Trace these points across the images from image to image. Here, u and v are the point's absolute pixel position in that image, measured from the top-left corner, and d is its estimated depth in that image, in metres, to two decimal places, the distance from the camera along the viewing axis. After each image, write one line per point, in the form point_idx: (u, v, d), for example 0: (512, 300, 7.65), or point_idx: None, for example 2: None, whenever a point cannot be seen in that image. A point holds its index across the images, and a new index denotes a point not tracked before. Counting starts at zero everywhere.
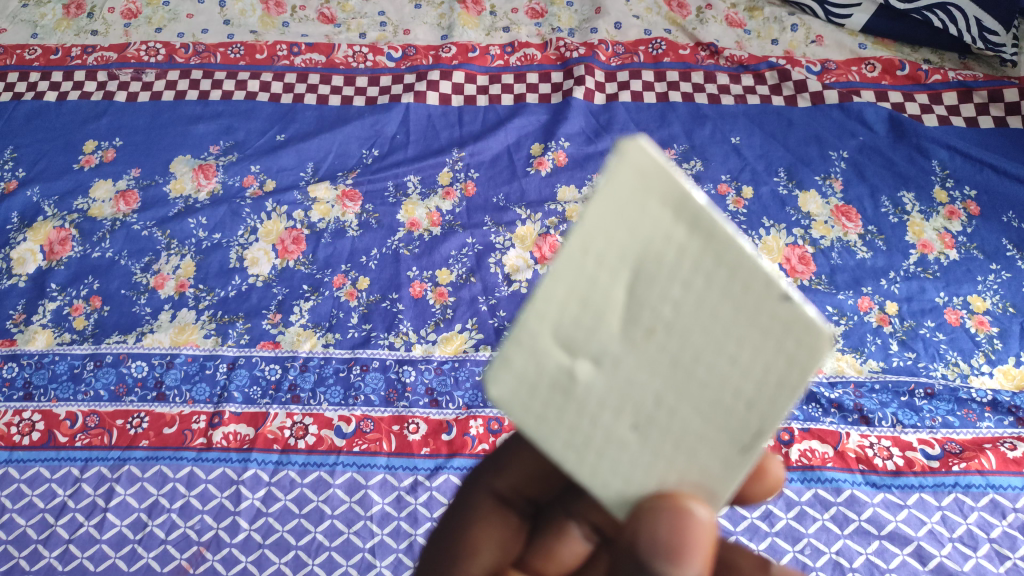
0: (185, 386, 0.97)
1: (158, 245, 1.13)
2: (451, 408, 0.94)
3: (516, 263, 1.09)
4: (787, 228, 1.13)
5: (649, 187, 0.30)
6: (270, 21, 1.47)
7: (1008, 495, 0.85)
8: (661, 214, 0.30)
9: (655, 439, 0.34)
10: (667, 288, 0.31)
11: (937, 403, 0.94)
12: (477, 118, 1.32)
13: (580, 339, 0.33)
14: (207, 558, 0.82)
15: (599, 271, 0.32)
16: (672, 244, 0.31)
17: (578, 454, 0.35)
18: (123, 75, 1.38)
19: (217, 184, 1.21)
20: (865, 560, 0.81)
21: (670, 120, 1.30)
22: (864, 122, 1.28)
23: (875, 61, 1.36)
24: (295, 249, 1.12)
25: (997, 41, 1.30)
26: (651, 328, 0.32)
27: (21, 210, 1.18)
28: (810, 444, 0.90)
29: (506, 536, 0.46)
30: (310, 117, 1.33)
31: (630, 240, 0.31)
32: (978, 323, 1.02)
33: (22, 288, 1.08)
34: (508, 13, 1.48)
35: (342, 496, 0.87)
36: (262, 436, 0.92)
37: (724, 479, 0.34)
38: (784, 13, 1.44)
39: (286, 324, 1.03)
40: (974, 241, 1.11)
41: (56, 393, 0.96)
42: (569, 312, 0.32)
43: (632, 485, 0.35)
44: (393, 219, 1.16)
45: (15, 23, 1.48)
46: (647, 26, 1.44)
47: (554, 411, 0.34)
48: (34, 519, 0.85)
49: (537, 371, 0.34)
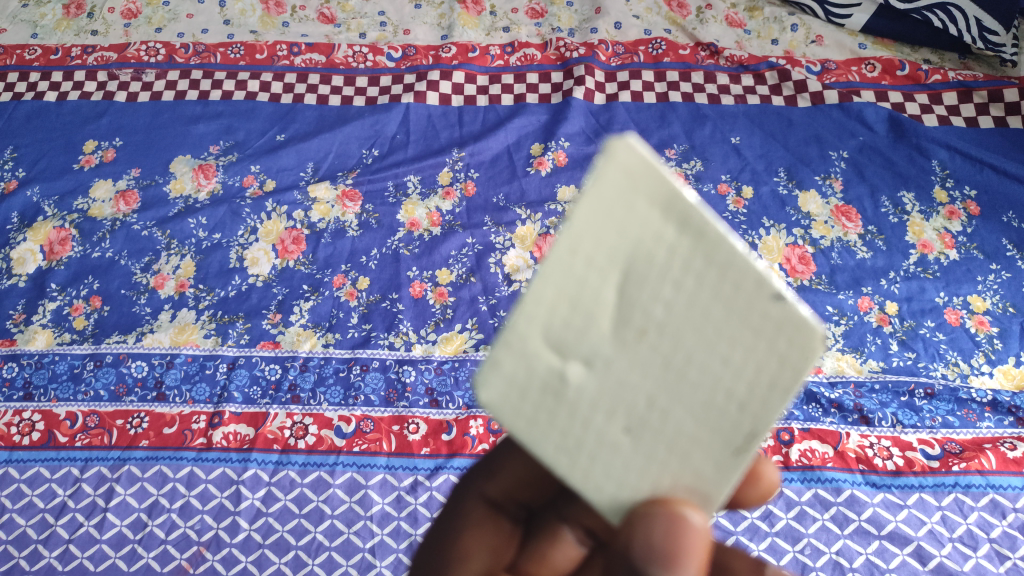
0: (185, 386, 0.97)
1: (157, 245, 1.13)
2: (451, 408, 0.94)
3: (516, 263, 1.09)
4: (787, 228, 1.13)
5: (638, 187, 0.30)
6: (270, 21, 1.47)
7: (1008, 495, 0.85)
8: (650, 214, 0.30)
9: (648, 443, 0.34)
10: (658, 289, 0.31)
11: (937, 402, 0.94)
12: (477, 118, 1.32)
13: (571, 341, 0.33)
14: (207, 559, 0.82)
15: (589, 272, 0.31)
16: (662, 244, 0.31)
17: (570, 458, 0.35)
18: (123, 75, 1.38)
19: (217, 184, 1.21)
20: (865, 560, 0.81)
21: (670, 120, 1.30)
22: (864, 122, 1.28)
23: (875, 61, 1.36)
24: (295, 248, 1.12)
25: (997, 41, 1.30)
26: (642, 329, 0.32)
27: (21, 209, 1.18)
28: (809, 444, 0.90)
29: (498, 542, 0.46)
30: (310, 117, 1.33)
31: (619, 240, 0.31)
32: (978, 323, 1.02)
33: (22, 288, 1.08)
34: (508, 13, 1.48)
35: (342, 496, 0.87)
36: (262, 436, 0.92)
37: (718, 482, 0.34)
38: (784, 14, 1.44)
39: (286, 324, 1.03)
40: (974, 241, 1.11)
41: (56, 393, 0.96)
42: (560, 314, 0.32)
43: (624, 490, 0.35)
44: (394, 219, 1.16)
45: (15, 23, 1.48)
46: (647, 26, 1.44)
47: (545, 415, 0.34)
48: (34, 520, 0.85)
49: (528, 375, 0.34)
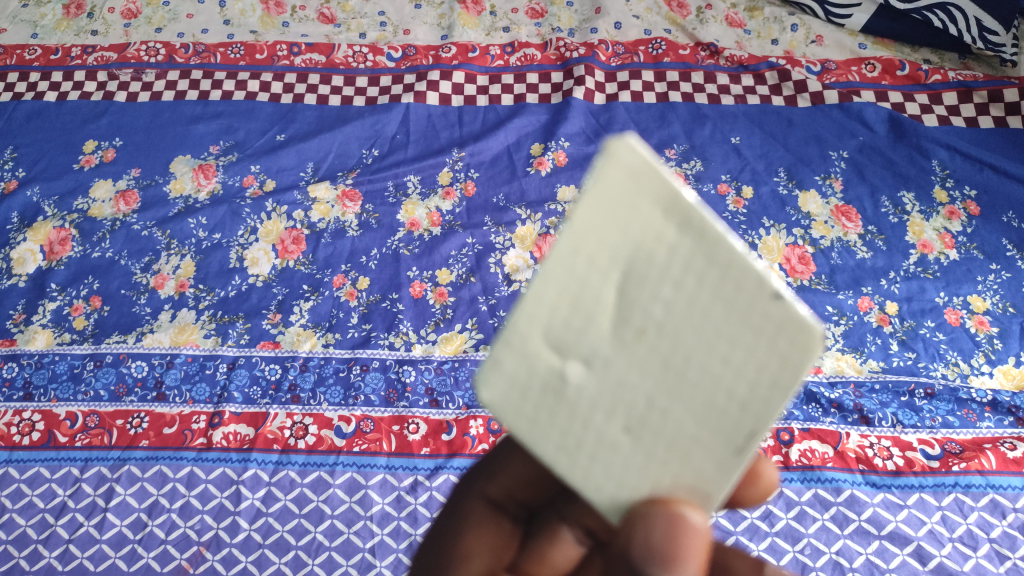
0: (185, 386, 0.97)
1: (157, 245, 1.13)
2: (451, 407, 0.94)
3: (516, 263, 1.09)
4: (787, 228, 1.13)
5: (639, 187, 0.30)
6: (270, 22, 1.47)
7: (1008, 495, 0.85)
8: (651, 213, 0.30)
9: (648, 443, 0.34)
10: (658, 288, 0.31)
11: (937, 402, 0.94)
12: (477, 118, 1.32)
13: (571, 340, 0.33)
14: (207, 559, 0.82)
15: (590, 272, 0.32)
16: (662, 244, 0.31)
17: (570, 458, 0.35)
18: (123, 75, 1.38)
19: (217, 184, 1.21)
20: (865, 560, 0.81)
21: (670, 120, 1.30)
22: (864, 122, 1.28)
23: (875, 61, 1.36)
24: (295, 249, 1.12)
25: (997, 41, 1.30)
26: (642, 329, 0.32)
27: (21, 209, 1.18)
28: (809, 444, 0.90)
29: (499, 543, 0.46)
30: (310, 117, 1.33)
31: (620, 240, 0.31)
32: (978, 323, 1.02)
33: (22, 288, 1.08)
34: (508, 13, 1.48)
35: (343, 496, 0.87)
36: (262, 436, 0.92)
37: (718, 483, 0.34)
38: (784, 14, 1.44)
39: (286, 324, 1.03)
40: (974, 241, 1.11)
41: (56, 393, 0.96)
42: (560, 313, 0.32)
43: (624, 489, 0.35)
44: (394, 219, 1.16)
45: (15, 23, 1.48)
46: (647, 27, 1.44)
47: (546, 415, 0.34)
48: (34, 519, 0.85)
49: (529, 374, 0.34)
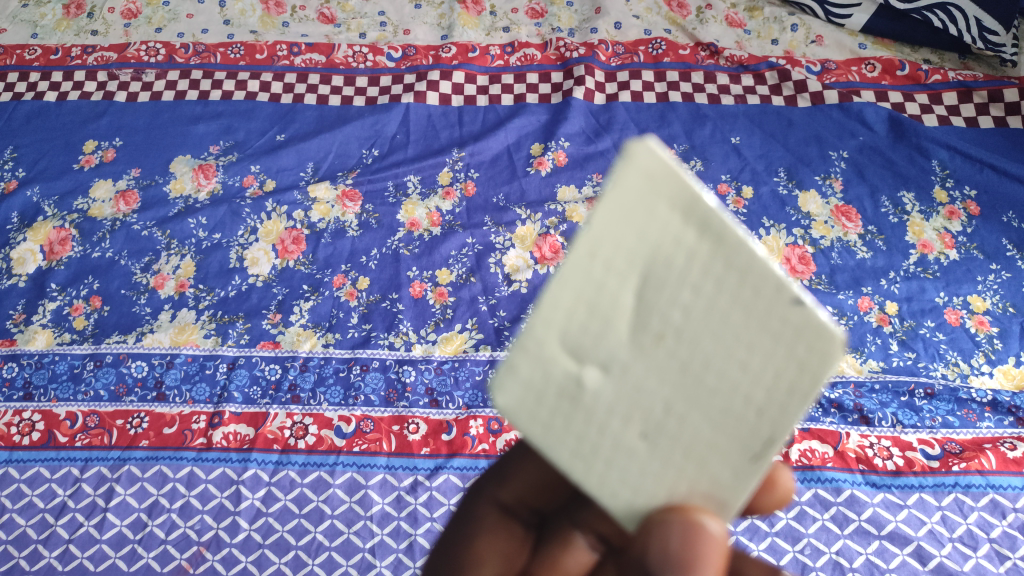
0: (185, 386, 0.97)
1: (157, 245, 1.13)
2: (451, 408, 0.94)
3: (516, 263, 1.09)
4: (787, 228, 1.13)
5: (658, 190, 0.30)
6: (270, 21, 1.47)
7: (1008, 495, 0.85)
8: (669, 217, 0.30)
9: (664, 448, 0.34)
10: (677, 293, 0.31)
11: (937, 402, 0.94)
12: (477, 118, 1.32)
13: (587, 346, 0.33)
14: (207, 559, 0.82)
15: (608, 276, 0.31)
16: (681, 248, 0.30)
17: (585, 463, 0.35)
18: (123, 75, 1.38)
19: (217, 184, 1.21)
20: (865, 560, 0.81)
21: (670, 120, 1.30)
22: (865, 122, 1.28)
23: (875, 61, 1.36)
24: (295, 248, 1.12)
25: (997, 41, 1.30)
26: (660, 333, 0.32)
27: (21, 209, 1.18)
28: (809, 444, 0.90)
29: (511, 548, 0.46)
30: (310, 116, 1.33)
31: (638, 244, 0.31)
32: (978, 323, 1.02)
33: (22, 288, 1.08)
34: (508, 13, 1.48)
35: (342, 496, 0.87)
36: (262, 436, 0.92)
37: (735, 489, 0.35)
38: (784, 14, 1.44)
39: (285, 324, 1.03)
40: (974, 241, 1.11)
41: (56, 393, 0.96)
42: (577, 318, 0.32)
43: (640, 495, 0.35)
44: (393, 219, 1.16)
45: (15, 23, 1.48)
46: (647, 26, 1.44)
47: (561, 420, 0.34)
48: (34, 519, 0.85)
49: (545, 379, 0.34)
